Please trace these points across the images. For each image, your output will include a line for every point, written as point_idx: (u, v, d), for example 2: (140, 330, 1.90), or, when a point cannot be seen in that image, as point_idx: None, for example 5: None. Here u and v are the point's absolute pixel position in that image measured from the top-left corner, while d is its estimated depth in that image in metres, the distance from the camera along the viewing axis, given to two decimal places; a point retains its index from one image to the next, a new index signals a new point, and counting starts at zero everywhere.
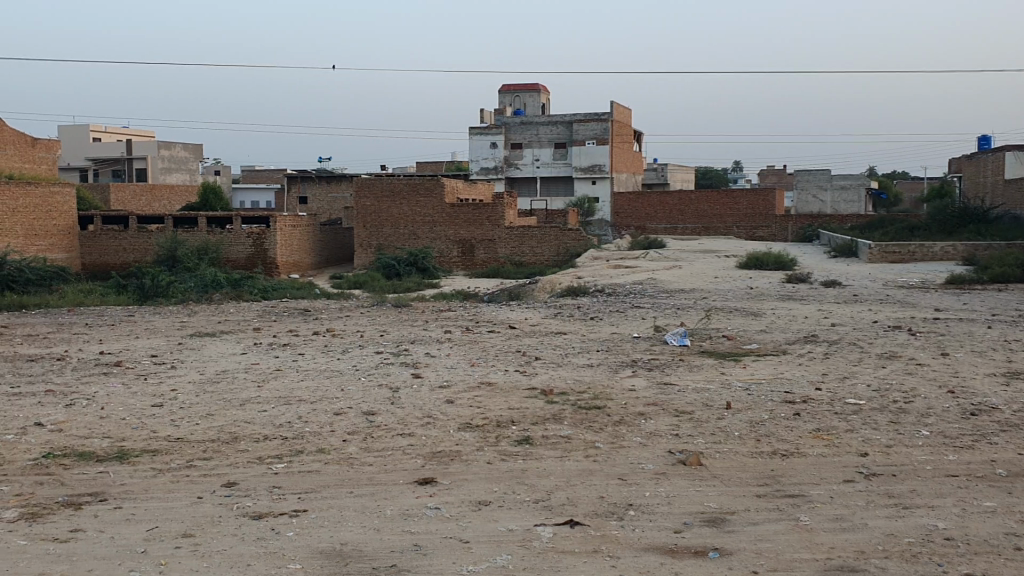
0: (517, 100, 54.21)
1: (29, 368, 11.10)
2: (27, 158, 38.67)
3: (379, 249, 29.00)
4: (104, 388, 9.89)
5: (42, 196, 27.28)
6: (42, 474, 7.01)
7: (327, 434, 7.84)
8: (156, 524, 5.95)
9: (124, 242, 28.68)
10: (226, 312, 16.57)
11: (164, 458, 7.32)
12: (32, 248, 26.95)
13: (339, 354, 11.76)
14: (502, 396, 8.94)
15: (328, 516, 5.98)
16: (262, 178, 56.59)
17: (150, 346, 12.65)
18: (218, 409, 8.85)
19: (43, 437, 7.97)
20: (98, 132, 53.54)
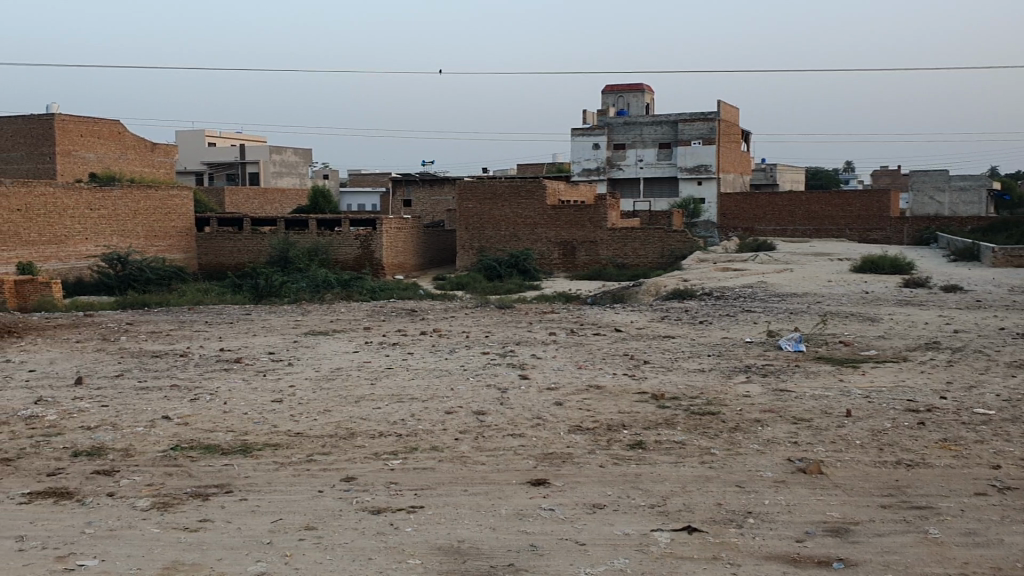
0: (620, 100, 53.94)
1: (155, 364, 11.63)
2: (146, 162, 40.41)
3: (482, 251, 29.35)
4: (225, 383, 10.28)
5: (161, 198, 28.77)
6: (172, 466, 7.33)
7: (440, 432, 7.95)
8: (280, 517, 6.14)
9: (238, 243, 29.49)
10: (338, 311, 17.02)
11: (285, 452, 7.55)
12: (152, 249, 28.38)
13: (447, 353, 11.91)
14: (612, 399, 8.92)
15: (444, 513, 6.07)
16: (368, 180, 57.79)
17: (267, 344, 13.10)
18: (334, 405, 9.08)
19: (170, 430, 8.32)
20: (212, 137, 55.56)
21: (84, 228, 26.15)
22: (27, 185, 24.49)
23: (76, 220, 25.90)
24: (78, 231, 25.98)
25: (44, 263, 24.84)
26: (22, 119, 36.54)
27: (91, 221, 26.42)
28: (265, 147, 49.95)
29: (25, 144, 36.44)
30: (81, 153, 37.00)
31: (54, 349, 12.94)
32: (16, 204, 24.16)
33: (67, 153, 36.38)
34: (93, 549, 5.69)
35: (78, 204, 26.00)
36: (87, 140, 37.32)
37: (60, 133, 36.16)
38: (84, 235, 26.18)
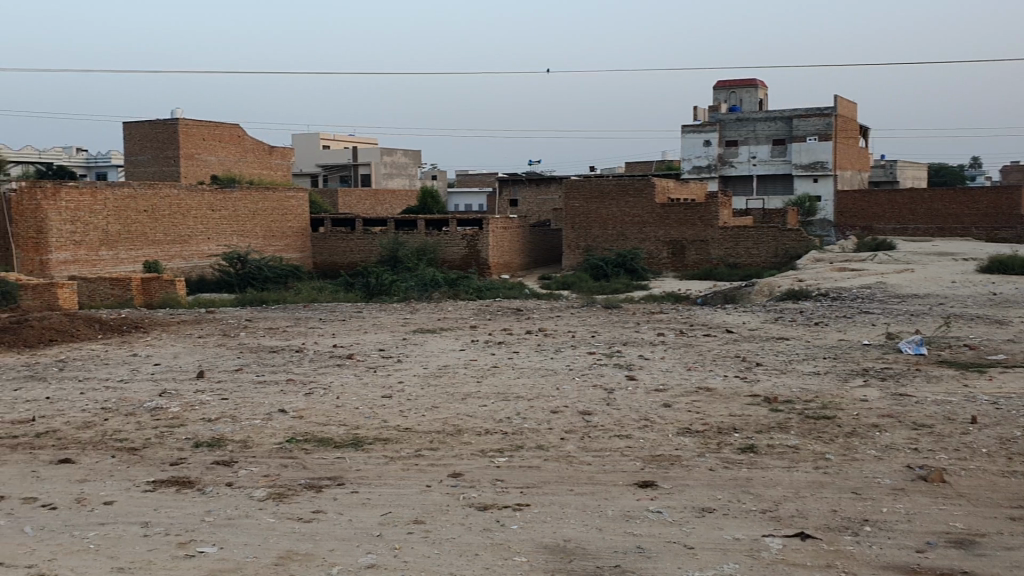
0: (732, 96, 52.87)
1: (272, 359, 12.02)
2: (265, 164, 41.81)
3: (588, 250, 29.37)
4: (338, 378, 10.55)
5: (278, 199, 29.75)
6: (287, 457, 7.56)
7: (545, 432, 7.95)
8: (389, 510, 6.25)
9: (350, 243, 30.20)
10: (445, 310, 17.24)
11: (395, 446, 7.69)
12: (270, 248, 29.39)
13: (553, 353, 11.90)
14: (722, 402, 8.73)
15: (550, 512, 6.06)
16: (476, 181, 58.31)
17: (378, 341, 13.38)
18: (441, 402, 9.19)
19: (285, 423, 8.58)
20: (327, 139, 57.06)
21: (206, 229, 27.26)
22: (154, 187, 25.65)
23: (198, 221, 27.02)
24: (200, 231, 27.10)
25: (168, 262, 26.00)
26: (150, 124, 38.34)
27: (213, 221, 27.51)
28: (377, 149, 51.02)
29: (152, 148, 38.22)
30: (203, 157, 38.57)
31: (178, 344, 13.53)
32: (144, 205, 25.35)
33: (190, 157, 37.98)
34: (213, 537, 5.92)
35: (200, 205, 27.11)
36: (209, 144, 38.89)
37: (183, 136, 37.76)
38: (206, 235, 27.28)
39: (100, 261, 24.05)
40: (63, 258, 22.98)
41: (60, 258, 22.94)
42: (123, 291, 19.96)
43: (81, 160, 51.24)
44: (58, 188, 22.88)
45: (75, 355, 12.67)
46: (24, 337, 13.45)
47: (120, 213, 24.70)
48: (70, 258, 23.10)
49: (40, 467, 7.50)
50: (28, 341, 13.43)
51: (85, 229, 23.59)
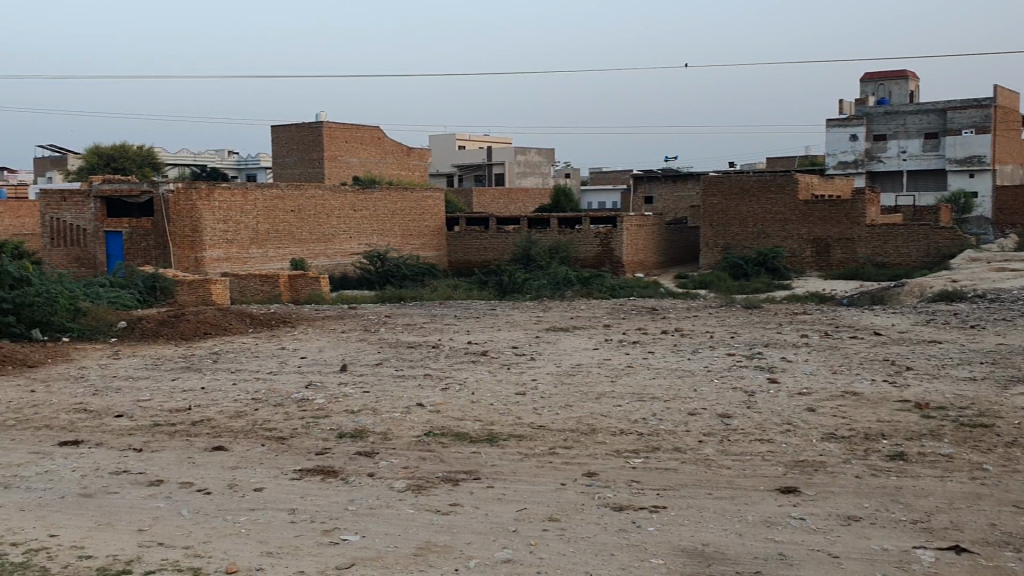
0: (881, 89, 50.73)
1: (410, 354, 12.32)
2: (403, 165, 42.81)
3: (727, 249, 28.78)
4: (474, 374, 10.71)
5: (417, 199, 30.48)
6: (425, 450, 7.72)
7: (682, 434, 7.83)
8: (525, 506, 6.30)
9: (485, 241, 30.60)
10: (579, 309, 17.21)
11: (530, 443, 7.75)
12: (408, 247, 30.14)
13: (690, 353, 11.73)
14: (869, 407, 8.38)
15: (688, 515, 5.97)
16: (610, 179, 58.03)
17: (512, 338, 13.50)
18: (576, 401, 9.19)
19: (424, 417, 8.77)
20: (463, 140, 57.94)
21: (348, 228, 28.18)
22: (300, 187, 26.69)
23: (341, 220, 27.96)
24: (343, 230, 28.03)
25: (313, 260, 27.04)
26: (296, 127, 39.93)
27: (354, 221, 28.41)
28: (511, 149, 51.49)
29: (298, 150, 39.80)
30: (345, 158, 39.89)
31: (322, 338, 14.04)
32: (291, 205, 26.42)
33: (333, 158, 39.34)
34: (356, 525, 6.11)
35: (343, 205, 28.05)
36: (351, 146, 40.19)
37: (327, 139, 39.18)
38: (348, 234, 28.21)
39: (249, 258, 25.25)
40: (216, 256, 24.27)
41: (214, 256, 24.26)
42: (271, 287, 20.86)
43: (232, 163, 53.85)
44: (212, 189, 24.14)
45: (227, 348, 13.34)
46: (181, 330, 14.26)
47: (269, 213, 25.82)
48: (222, 256, 24.36)
49: (196, 453, 7.92)
50: (185, 334, 14.24)
51: (236, 228, 24.81)
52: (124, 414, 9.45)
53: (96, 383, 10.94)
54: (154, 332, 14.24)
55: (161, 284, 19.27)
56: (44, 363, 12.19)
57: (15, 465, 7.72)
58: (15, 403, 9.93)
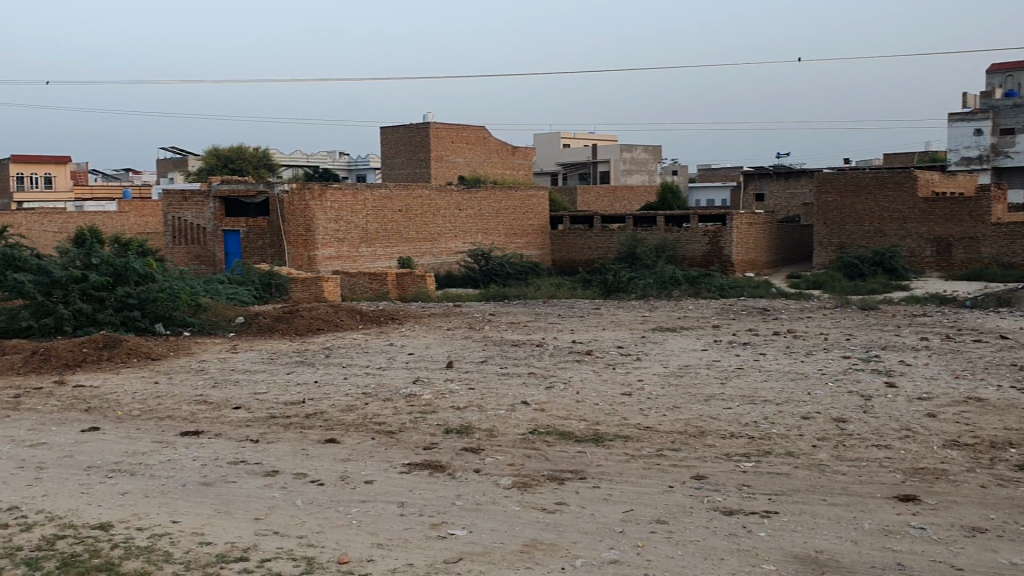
0: (1009, 81, 48.37)
1: (515, 352, 12.38)
2: (507, 164, 42.92)
3: (841, 248, 27.94)
4: (579, 373, 10.68)
5: (521, 198, 30.64)
6: (530, 448, 7.74)
7: (795, 438, 7.62)
8: (632, 507, 6.24)
9: (589, 240, 30.52)
10: (686, 309, 16.98)
11: (636, 444, 7.68)
12: (512, 246, 30.31)
13: (802, 355, 11.43)
14: (996, 415, 7.99)
15: (801, 521, 5.81)
16: (717, 176, 57.03)
17: (618, 338, 13.42)
18: (684, 402, 9.07)
19: (530, 415, 8.79)
20: (568, 138, 57.92)
21: (453, 227, 28.52)
22: (408, 187, 27.13)
23: (447, 220, 28.32)
24: (449, 229, 28.39)
25: (419, 258, 27.47)
26: (404, 128, 40.63)
27: (460, 220, 28.73)
28: (617, 147, 51.16)
29: (405, 151, 40.52)
30: (451, 159, 40.38)
31: (428, 335, 14.25)
32: (398, 205, 26.88)
33: (439, 159, 39.89)
34: (463, 520, 6.17)
35: (449, 205, 28.40)
36: (457, 146, 40.66)
37: (434, 139, 39.75)
38: (454, 233, 28.54)
39: (360, 257, 25.81)
40: (328, 254, 24.89)
41: (326, 254, 24.89)
42: (380, 285, 21.27)
43: (342, 163, 55.22)
44: (324, 189, 24.76)
45: (338, 343, 13.68)
46: (295, 326, 14.71)
47: (378, 213, 26.35)
48: (334, 255, 24.95)
49: (309, 445, 8.15)
50: (299, 330, 14.68)
51: (347, 227, 25.38)
52: (240, 405, 9.80)
53: (215, 376, 11.39)
54: (270, 327, 14.73)
55: (277, 281, 19.93)
56: (167, 356, 12.75)
57: (141, 453, 8.10)
58: (141, 394, 10.41)
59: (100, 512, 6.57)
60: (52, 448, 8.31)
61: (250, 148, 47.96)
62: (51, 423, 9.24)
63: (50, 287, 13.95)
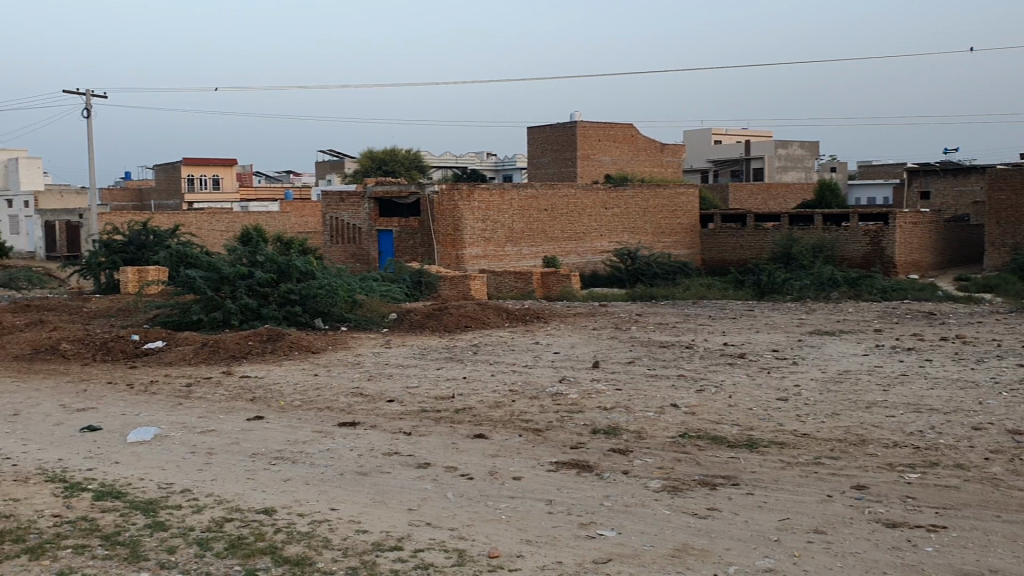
0: None
1: (664, 353, 12.20)
2: (656, 162, 42.31)
3: (1015, 249, 26.20)
4: (731, 377, 10.43)
5: (669, 196, 30.20)
6: (681, 452, 7.61)
7: (965, 450, 7.19)
8: (788, 516, 6.04)
9: (740, 239, 29.84)
10: (845, 312, 16.31)
11: (792, 452, 7.43)
12: (660, 245, 29.94)
13: (973, 362, 10.77)
14: None
15: (972, 537, 5.47)
16: (878, 173, 54.52)
17: (772, 341, 13.02)
18: (843, 409, 8.70)
19: (679, 418, 8.65)
20: (719, 135, 56.69)
21: (600, 226, 28.43)
22: (554, 186, 27.24)
23: (593, 219, 28.25)
24: (595, 228, 28.32)
25: (565, 258, 27.56)
26: (551, 128, 40.83)
27: (606, 219, 28.61)
28: (771, 143, 49.67)
29: (552, 150, 40.80)
30: (598, 157, 40.31)
31: (575, 334, 14.26)
32: (545, 204, 27.03)
33: (586, 158, 39.90)
34: (612, 521, 6.13)
35: (595, 204, 28.32)
36: (604, 144, 40.56)
37: (581, 139, 39.77)
38: (600, 232, 28.46)
39: (506, 256, 26.12)
40: (475, 253, 25.27)
41: (473, 254, 25.26)
42: (526, 284, 21.42)
43: (491, 164, 56.06)
44: (472, 189, 25.15)
45: (485, 340, 13.89)
46: (444, 322, 15.04)
47: (524, 212, 26.57)
48: (481, 254, 25.33)
49: (460, 440, 8.28)
50: (448, 326, 15.00)
51: (494, 227, 25.69)
52: (394, 399, 10.08)
53: (370, 369, 11.77)
54: (421, 324, 15.12)
55: (427, 280, 20.45)
56: (326, 349, 13.26)
57: (301, 442, 8.45)
58: (301, 385, 10.88)
59: (263, 498, 6.89)
60: (220, 435, 8.79)
61: (402, 150, 49.45)
62: (220, 411, 9.78)
63: (218, 282, 14.72)
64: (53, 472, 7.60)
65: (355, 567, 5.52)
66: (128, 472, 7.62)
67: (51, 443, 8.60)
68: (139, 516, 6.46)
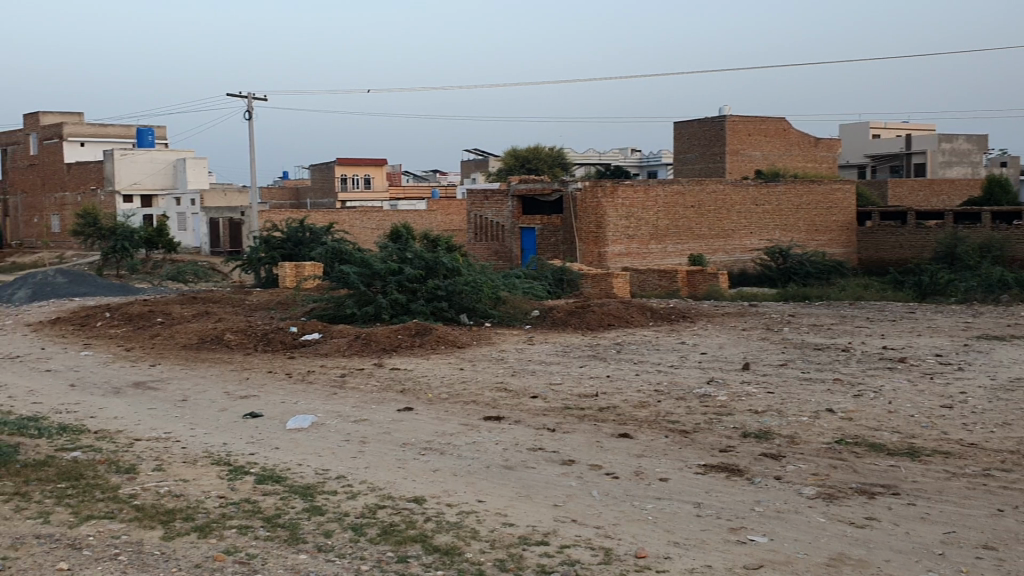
0: None
1: (817, 356, 11.77)
2: (809, 157, 41.04)
3: None
4: (890, 382, 9.97)
5: (824, 192, 29.13)
6: (837, 458, 7.33)
7: None
8: (954, 529, 5.72)
9: (900, 238, 28.78)
10: (1018, 315, 15.31)
11: (959, 462, 7.03)
12: (813, 243, 28.97)
13: None
14: None
15: None
16: None
17: (935, 345, 12.36)
18: (1015, 419, 8.17)
19: (834, 424, 8.33)
20: (878, 128, 54.25)
21: (749, 224, 27.75)
22: (701, 182, 26.77)
23: (742, 216, 27.59)
24: (744, 226, 27.66)
25: (712, 256, 27.05)
26: (699, 123, 40.13)
27: (756, 216, 27.90)
28: (935, 137, 47.10)
29: (699, 145, 40.12)
30: (748, 152, 39.31)
31: (722, 334, 13.96)
32: (691, 201, 26.60)
33: (735, 152, 38.96)
34: (764, 526, 5.97)
35: (745, 200, 27.65)
36: (754, 139, 39.54)
37: (730, 133, 38.91)
38: (749, 229, 27.79)
39: (650, 253, 25.86)
40: (618, 251, 25.13)
41: (616, 251, 25.12)
42: (670, 282, 21.16)
43: (635, 161, 55.57)
44: (616, 186, 25.04)
45: (630, 339, 13.79)
46: (588, 320, 15.03)
47: (669, 209, 26.22)
48: (624, 251, 25.19)
49: (604, 438, 8.25)
50: (591, 324, 14.97)
51: (638, 224, 25.49)
52: (538, 395, 10.13)
53: (514, 365, 11.89)
54: (564, 321, 15.17)
55: (568, 277, 20.40)
56: (471, 344, 13.50)
57: (449, 434, 8.62)
58: (448, 379, 11.10)
59: (413, 487, 7.06)
60: (372, 424, 9.07)
61: (548, 148, 49.73)
62: (371, 401, 10.11)
63: (370, 277, 15.24)
64: (218, 455, 8.03)
65: (503, 559, 5.59)
66: (287, 457, 7.97)
67: (217, 428, 9.10)
68: (297, 500, 6.75)
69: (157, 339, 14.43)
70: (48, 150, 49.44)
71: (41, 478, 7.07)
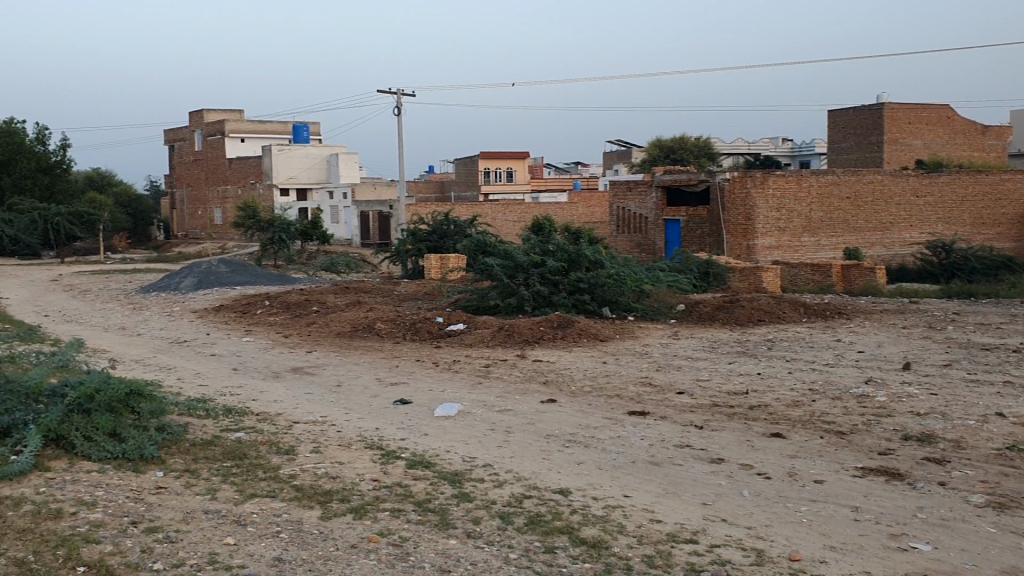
0: None
1: (984, 357, 11.10)
2: (976, 146, 38.74)
3: None
4: None
5: (992, 183, 27.46)
6: (1008, 466, 6.90)
7: None
8: None
9: None
10: None
11: None
12: (979, 236, 27.38)
13: None
14: None
15: None
16: None
17: None
18: None
19: (1006, 428, 7.85)
20: None
21: (910, 216, 26.47)
22: (858, 172, 25.71)
23: (902, 207, 26.34)
24: (904, 218, 26.41)
25: (868, 250, 25.95)
26: (854, 111, 38.53)
27: (917, 208, 26.57)
28: None
29: (854, 134, 38.51)
30: (908, 141, 37.46)
31: (880, 332, 13.36)
32: (847, 192, 25.59)
33: (894, 141, 37.20)
34: (928, 534, 5.69)
35: (905, 191, 26.38)
36: (915, 127, 37.65)
37: (888, 121, 37.17)
38: (909, 222, 26.50)
39: (802, 247, 25.09)
40: (768, 244, 24.50)
41: (766, 244, 24.50)
42: (823, 276, 20.43)
43: (786, 151, 53.86)
44: (766, 177, 24.40)
45: (780, 335, 13.39)
46: (736, 315, 14.70)
47: (823, 200, 25.33)
48: (774, 244, 24.60)
49: (755, 437, 8.05)
50: (739, 320, 14.63)
51: (789, 216, 24.77)
52: (684, 391, 9.98)
53: (659, 360, 11.76)
54: (711, 317, 14.89)
55: (715, 270, 19.99)
56: (614, 338, 13.43)
57: (593, 427, 8.61)
58: (591, 372, 11.09)
59: (559, 479, 7.09)
60: (518, 414, 9.17)
61: (694, 139, 48.90)
62: (516, 392, 10.21)
63: (514, 270, 15.38)
64: (371, 439, 8.31)
65: (651, 555, 5.54)
66: (435, 444, 8.15)
67: (369, 413, 9.41)
68: (446, 486, 6.90)
69: (312, 327, 15.06)
70: (211, 146, 52.23)
71: (209, 456, 7.49)
